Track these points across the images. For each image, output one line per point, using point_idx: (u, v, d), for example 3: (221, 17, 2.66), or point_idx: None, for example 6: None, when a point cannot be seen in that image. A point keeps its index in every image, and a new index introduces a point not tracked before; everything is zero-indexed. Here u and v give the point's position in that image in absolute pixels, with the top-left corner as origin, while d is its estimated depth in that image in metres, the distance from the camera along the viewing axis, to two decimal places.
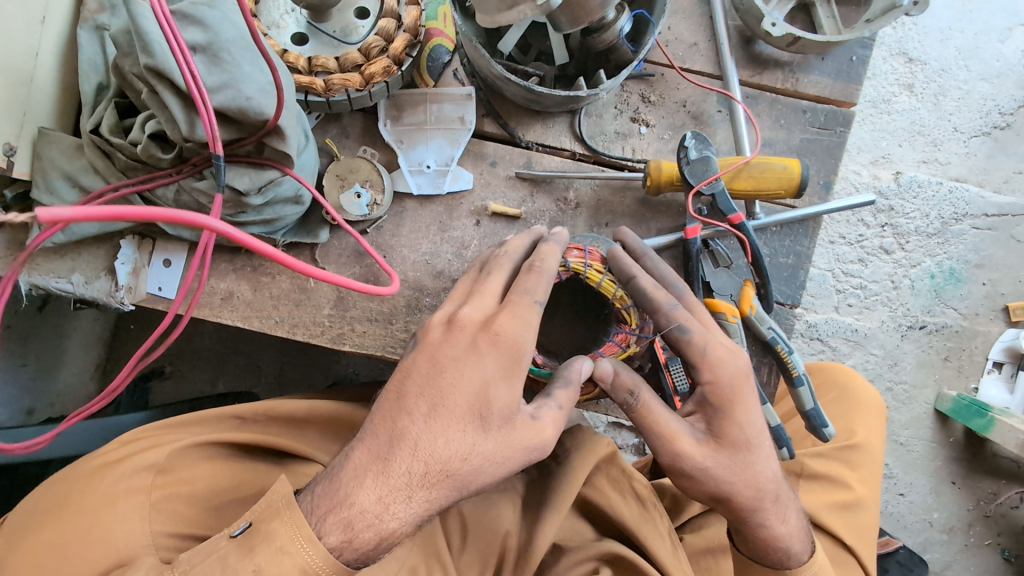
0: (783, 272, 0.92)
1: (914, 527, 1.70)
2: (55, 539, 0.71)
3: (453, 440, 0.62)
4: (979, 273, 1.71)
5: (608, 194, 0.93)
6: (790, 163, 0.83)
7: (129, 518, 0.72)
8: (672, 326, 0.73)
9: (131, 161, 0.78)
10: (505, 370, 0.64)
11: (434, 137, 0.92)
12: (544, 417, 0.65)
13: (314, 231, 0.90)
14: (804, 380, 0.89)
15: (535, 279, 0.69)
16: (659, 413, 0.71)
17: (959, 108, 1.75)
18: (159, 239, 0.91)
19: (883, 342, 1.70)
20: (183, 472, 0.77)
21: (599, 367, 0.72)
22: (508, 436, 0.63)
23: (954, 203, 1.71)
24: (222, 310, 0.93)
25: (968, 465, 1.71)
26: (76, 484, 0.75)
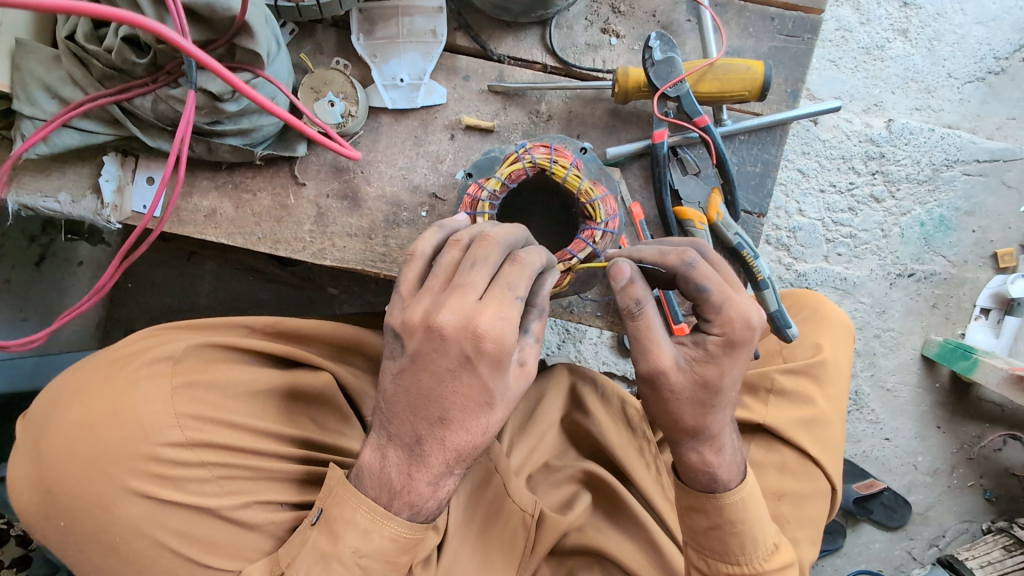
0: (751, 181, 0.95)
1: (899, 470, 1.76)
2: (80, 421, 0.74)
3: (471, 428, 0.68)
4: (970, 221, 1.73)
5: (579, 106, 0.94)
6: (753, 64, 0.84)
7: (152, 400, 0.75)
8: (692, 286, 0.71)
9: (107, 70, 0.81)
10: (492, 374, 0.65)
11: (406, 50, 0.93)
12: (529, 360, 0.70)
13: (291, 145, 0.93)
14: (769, 284, 0.93)
15: (517, 273, 0.67)
16: (654, 328, 0.70)
17: (953, 52, 1.74)
18: (142, 155, 0.93)
19: (872, 290, 1.73)
20: (196, 363, 0.80)
21: (618, 266, 0.69)
22: (511, 394, 0.68)
23: (945, 150, 1.73)
24: (206, 227, 0.96)
25: (952, 410, 1.76)
26: (100, 370, 0.78)
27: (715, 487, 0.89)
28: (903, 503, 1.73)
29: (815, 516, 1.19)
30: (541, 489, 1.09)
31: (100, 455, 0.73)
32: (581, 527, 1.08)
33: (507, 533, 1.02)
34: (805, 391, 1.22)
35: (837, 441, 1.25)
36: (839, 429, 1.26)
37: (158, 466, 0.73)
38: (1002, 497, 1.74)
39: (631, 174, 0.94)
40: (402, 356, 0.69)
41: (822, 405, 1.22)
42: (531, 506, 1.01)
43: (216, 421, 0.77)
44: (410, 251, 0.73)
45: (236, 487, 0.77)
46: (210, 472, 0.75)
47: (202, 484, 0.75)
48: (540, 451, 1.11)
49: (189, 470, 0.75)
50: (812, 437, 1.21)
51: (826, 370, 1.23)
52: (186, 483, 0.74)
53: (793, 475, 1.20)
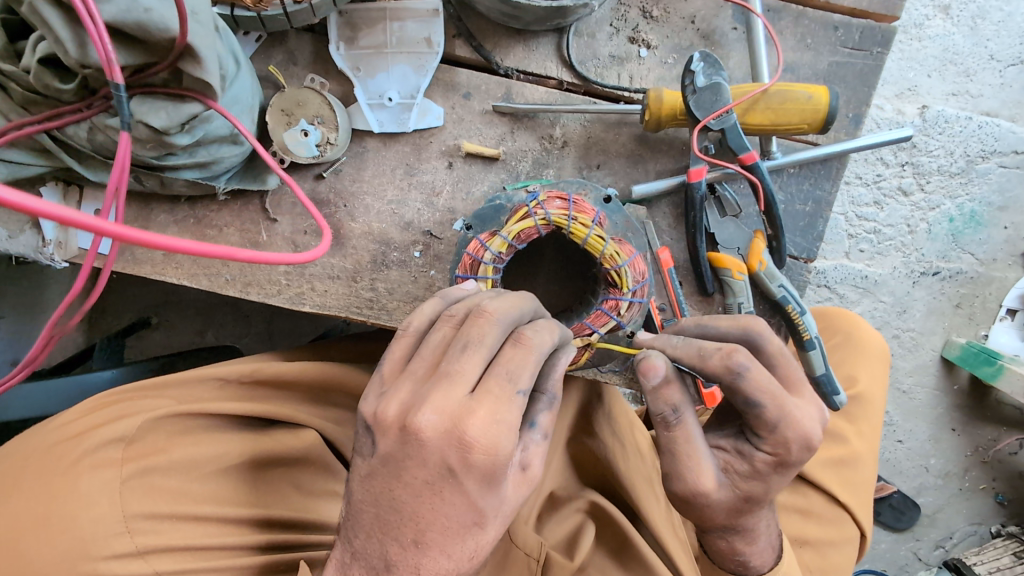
0: (799, 222, 0.81)
1: (909, 472, 1.66)
2: (12, 524, 0.63)
3: (455, 553, 0.55)
4: (1002, 216, 1.58)
5: (600, 131, 0.80)
6: (815, 91, 0.69)
7: (95, 501, 0.64)
8: (740, 398, 0.58)
9: (29, 94, 0.66)
10: (484, 489, 0.53)
11: (396, 63, 0.78)
12: (532, 463, 0.57)
13: (261, 175, 0.79)
14: (817, 344, 0.80)
15: (521, 359, 0.54)
16: (693, 438, 0.60)
17: (998, 32, 1.56)
18: (87, 185, 0.79)
19: (893, 289, 1.60)
20: (149, 446, 0.69)
21: (650, 361, 0.57)
22: (505, 507, 0.56)
23: (981, 140, 1.56)
24: (165, 268, 0.83)
25: (970, 412, 1.65)
26: (36, 460, 0.67)
27: (744, 571, 0.79)
28: (913, 505, 1.65)
29: (842, 567, 1.10)
30: (545, 526, 0.99)
31: (33, 571, 0.62)
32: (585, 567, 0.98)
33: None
34: (839, 429, 1.13)
35: (868, 485, 1.15)
36: (870, 471, 1.16)
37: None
38: (1015, 500, 1.66)
39: (659, 213, 0.80)
40: (372, 457, 0.55)
41: (854, 442, 1.13)
42: (537, 550, 0.92)
43: (172, 517, 0.67)
44: (403, 324, 0.59)
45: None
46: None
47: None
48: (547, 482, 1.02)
49: None
50: (842, 482, 1.11)
51: (860, 407, 1.13)
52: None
53: (819, 524, 1.10)
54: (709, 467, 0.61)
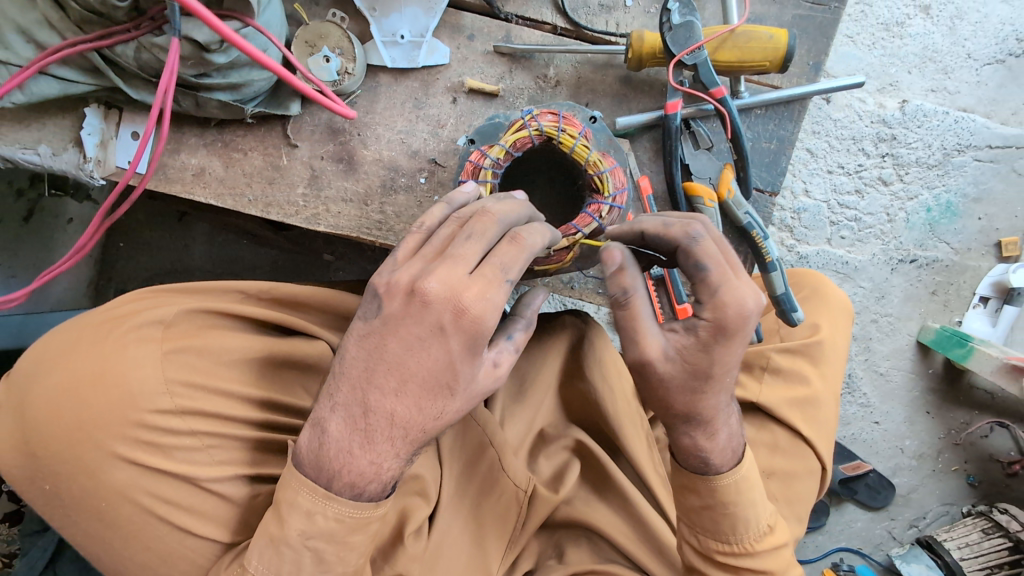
0: (765, 158, 0.91)
1: (885, 453, 1.76)
2: (68, 380, 0.72)
3: (425, 408, 0.64)
4: (976, 208, 1.70)
5: (589, 72, 0.89)
6: (776, 32, 0.79)
7: (140, 365, 0.72)
8: (690, 263, 0.69)
9: (85, 13, 0.75)
10: (464, 350, 0.62)
11: (407, 5, 0.87)
12: (502, 363, 0.68)
13: (284, 103, 0.89)
14: (778, 266, 0.90)
15: (514, 253, 0.64)
16: (642, 316, 0.71)
17: (975, 32, 1.69)
18: (125, 109, 0.88)
19: (873, 275, 1.72)
20: (186, 330, 0.77)
21: (614, 249, 0.71)
22: (474, 385, 0.65)
23: (958, 134, 1.69)
24: (194, 186, 0.91)
25: (944, 396, 1.75)
26: (86, 332, 0.75)
27: (706, 471, 0.88)
28: (888, 484, 1.73)
29: (802, 496, 1.20)
30: (537, 461, 1.09)
31: (88, 417, 0.70)
32: (569, 501, 1.10)
33: (498, 508, 1.04)
34: (801, 370, 1.22)
35: (830, 422, 1.24)
36: (832, 411, 1.25)
37: (147, 433, 0.71)
38: (985, 481, 1.75)
39: (640, 146, 0.90)
40: (375, 318, 0.64)
41: (816, 384, 1.22)
42: (525, 483, 1.02)
43: (204, 389, 0.75)
44: (416, 223, 0.69)
45: (224, 457, 0.75)
46: (200, 440, 0.74)
47: (193, 453, 0.73)
48: (538, 418, 1.11)
49: (179, 438, 0.72)
50: (805, 418, 1.21)
51: (822, 349, 1.22)
52: (177, 451, 0.72)
53: (783, 456, 1.20)
54: (657, 342, 0.72)
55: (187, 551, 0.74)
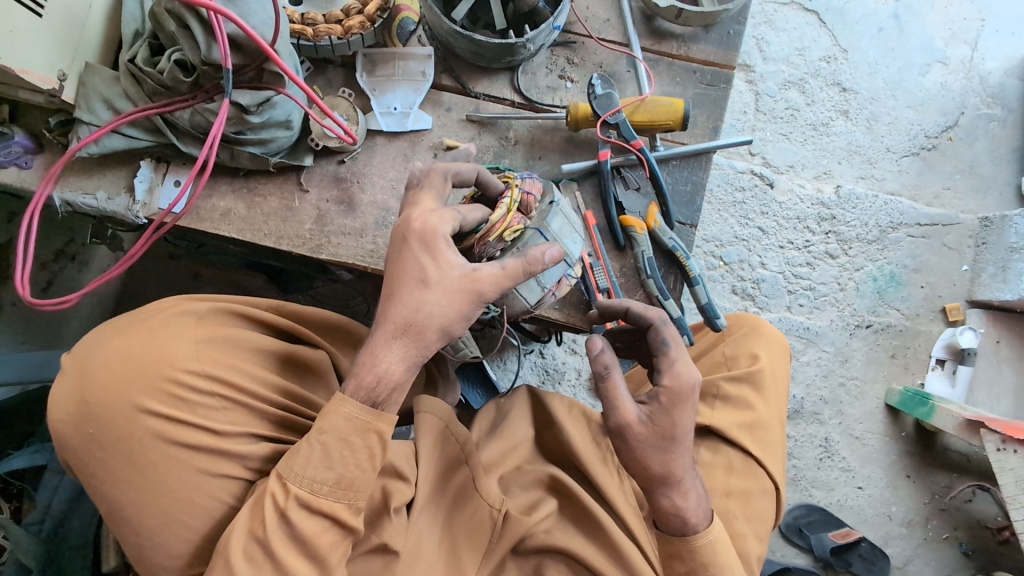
0: (683, 198, 1.14)
1: (875, 520, 1.85)
2: (121, 348, 0.87)
3: (410, 302, 0.80)
4: (917, 277, 1.95)
5: (540, 134, 1.15)
6: (675, 101, 1.05)
7: (181, 340, 0.87)
8: (657, 339, 0.94)
9: (157, 87, 1.00)
10: (442, 250, 0.80)
11: (400, 86, 1.15)
12: (478, 269, 0.80)
13: (300, 156, 1.12)
14: (700, 280, 1.10)
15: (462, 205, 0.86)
16: (619, 390, 0.92)
17: (890, 130, 2.03)
18: (172, 162, 1.11)
19: (834, 339, 1.92)
20: (216, 322, 0.92)
21: (592, 340, 0.93)
22: (450, 282, 0.79)
23: (889, 214, 1.97)
24: (221, 224, 1.12)
25: (921, 459, 1.89)
26: (135, 319, 0.91)
27: (684, 532, 0.96)
28: (881, 554, 1.80)
29: (759, 513, 1.28)
30: (511, 489, 1.20)
31: (133, 372, 0.85)
32: (548, 529, 1.16)
33: (472, 521, 1.12)
34: (745, 397, 1.33)
35: (776, 443, 1.35)
36: (777, 433, 1.36)
37: (178, 390, 0.85)
38: (978, 550, 1.84)
39: (584, 189, 1.13)
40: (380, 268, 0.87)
41: (759, 410, 1.33)
42: (498, 502, 1.11)
43: (226, 364, 0.89)
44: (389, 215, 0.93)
45: (237, 419, 0.88)
46: (219, 402, 0.87)
47: (212, 411, 0.87)
48: (514, 455, 1.22)
49: (204, 398, 0.86)
50: (753, 440, 1.31)
51: (762, 377, 1.34)
52: (200, 409, 0.86)
53: (738, 476, 1.29)
54: (630, 407, 0.92)
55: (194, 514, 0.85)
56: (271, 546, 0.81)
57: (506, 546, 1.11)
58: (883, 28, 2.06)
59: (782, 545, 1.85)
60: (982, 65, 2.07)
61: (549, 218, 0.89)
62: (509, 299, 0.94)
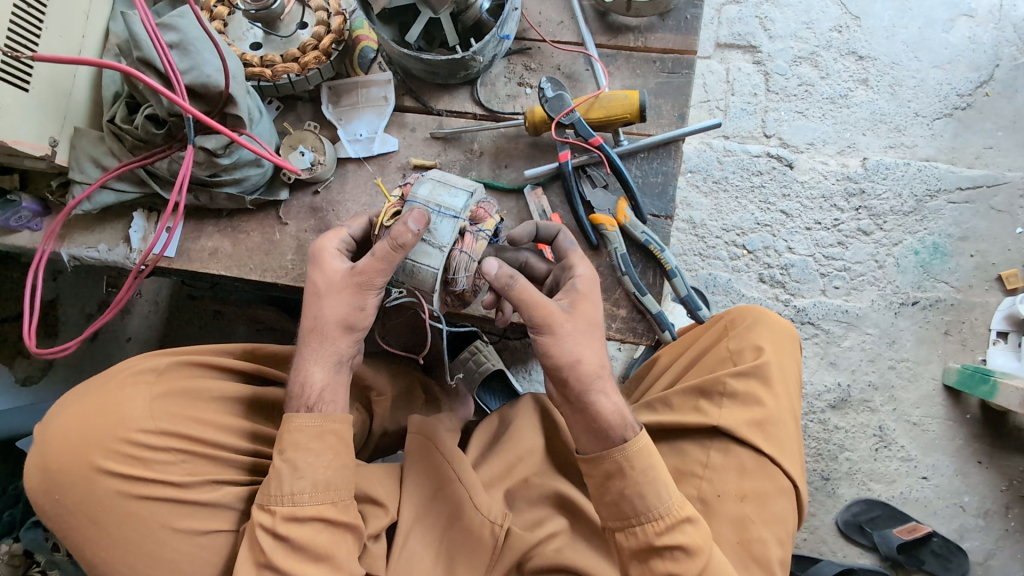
0: (654, 189, 1.11)
1: (945, 513, 1.71)
2: (79, 414, 0.87)
3: (312, 312, 0.88)
4: (965, 246, 1.82)
5: (505, 142, 1.15)
6: (630, 93, 1.03)
7: (134, 399, 0.87)
8: (564, 240, 0.95)
9: (137, 142, 1.08)
10: (325, 259, 0.89)
11: (365, 113, 1.18)
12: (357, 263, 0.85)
13: (276, 192, 1.17)
14: (678, 272, 1.07)
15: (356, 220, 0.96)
16: (533, 294, 0.85)
17: (916, 94, 1.90)
18: (162, 211, 1.18)
19: (877, 321, 1.80)
20: (177, 374, 0.93)
21: (485, 264, 0.85)
22: (337, 282, 0.88)
23: (925, 180, 1.85)
24: (210, 262, 1.17)
25: (993, 442, 1.74)
26: (94, 382, 0.91)
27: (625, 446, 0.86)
28: (958, 549, 1.66)
29: (777, 515, 1.20)
30: (517, 503, 1.18)
31: (90, 434, 0.85)
32: (558, 548, 1.13)
33: (469, 541, 1.10)
34: (754, 392, 1.25)
35: (791, 438, 1.27)
36: (790, 428, 1.28)
37: (133, 450, 0.85)
38: None
39: (552, 192, 1.12)
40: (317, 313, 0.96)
41: (769, 404, 1.25)
42: (500, 518, 1.09)
43: (184, 417, 0.89)
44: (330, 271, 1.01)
45: (193, 469, 0.87)
46: (178, 455, 0.87)
47: (171, 465, 0.86)
48: (519, 468, 1.20)
49: (161, 454, 0.86)
50: (766, 436, 1.24)
51: (770, 370, 1.27)
52: (156, 464, 0.85)
53: (752, 477, 1.21)
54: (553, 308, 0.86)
55: (174, 550, 0.85)
56: (275, 567, 0.83)
57: (509, 561, 1.10)
58: None
59: (845, 544, 1.71)
60: (1014, 11, 1.92)
61: (417, 186, 0.87)
62: (416, 274, 0.86)
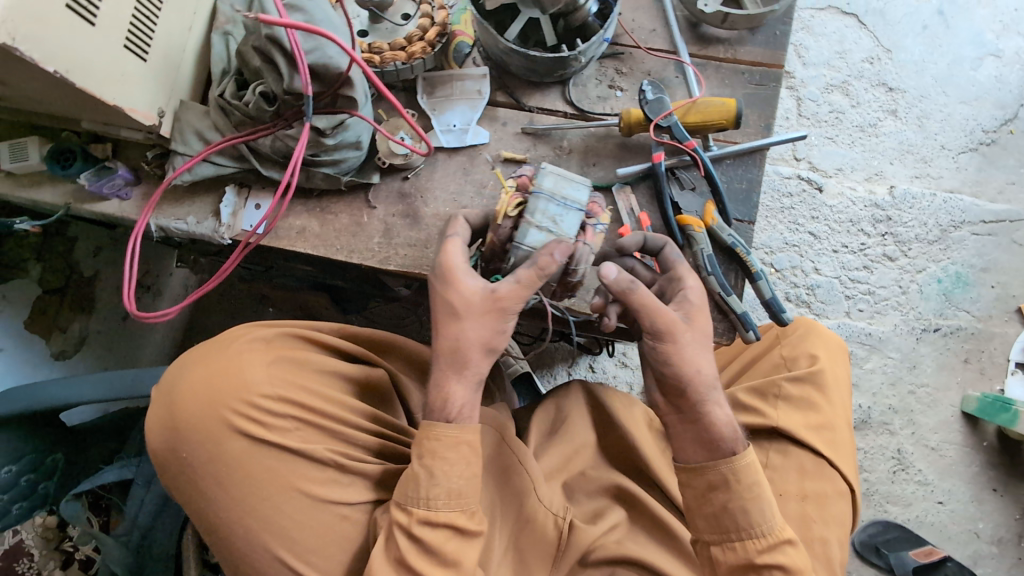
0: (739, 195, 1.15)
1: (959, 538, 1.74)
2: (201, 376, 0.90)
3: (451, 334, 0.87)
4: (987, 277, 1.87)
5: (594, 141, 1.19)
6: (727, 100, 1.07)
7: (253, 364, 0.91)
8: (671, 253, 0.98)
9: (243, 118, 1.10)
10: (457, 276, 0.87)
11: (458, 105, 1.22)
12: (499, 288, 0.85)
13: (368, 175, 1.19)
14: (763, 275, 1.10)
15: (457, 225, 0.93)
16: (651, 302, 0.87)
17: (943, 127, 1.96)
18: (254, 187, 1.20)
19: (899, 345, 1.84)
20: (287, 345, 0.96)
21: (603, 271, 0.86)
22: (474, 304, 0.86)
23: (949, 213, 1.90)
24: (297, 241, 1.19)
25: (1007, 471, 1.78)
26: (209, 346, 0.94)
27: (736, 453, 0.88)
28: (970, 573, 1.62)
29: (835, 516, 1.22)
30: (578, 494, 1.20)
31: (214, 398, 0.88)
32: (619, 539, 1.16)
33: (537, 531, 1.11)
34: (811, 398, 1.29)
35: (847, 448, 1.30)
36: (846, 438, 1.31)
37: (256, 413, 0.88)
38: None
39: (639, 192, 1.16)
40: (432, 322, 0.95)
41: (827, 412, 1.28)
42: (562, 511, 1.12)
43: (299, 385, 0.92)
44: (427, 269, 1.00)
45: (308, 437, 0.91)
46: (293, 423, 0.90)
47: (288, 431, 0.90)
48: (577, 460, 1.22)
49: (280, 419, 0.90)
50: (825, 444, 1.26)
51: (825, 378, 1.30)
52: (276, 428, 0.89)
53: (811, 482, 1.24)
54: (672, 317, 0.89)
55: (282, 515, 0.89)
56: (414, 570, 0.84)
57: (574, 554, 1.12)
58: (927, 26, 2.02)
59: (861, 565, 1.74)
60: None
61: (539, 178, 0.87)
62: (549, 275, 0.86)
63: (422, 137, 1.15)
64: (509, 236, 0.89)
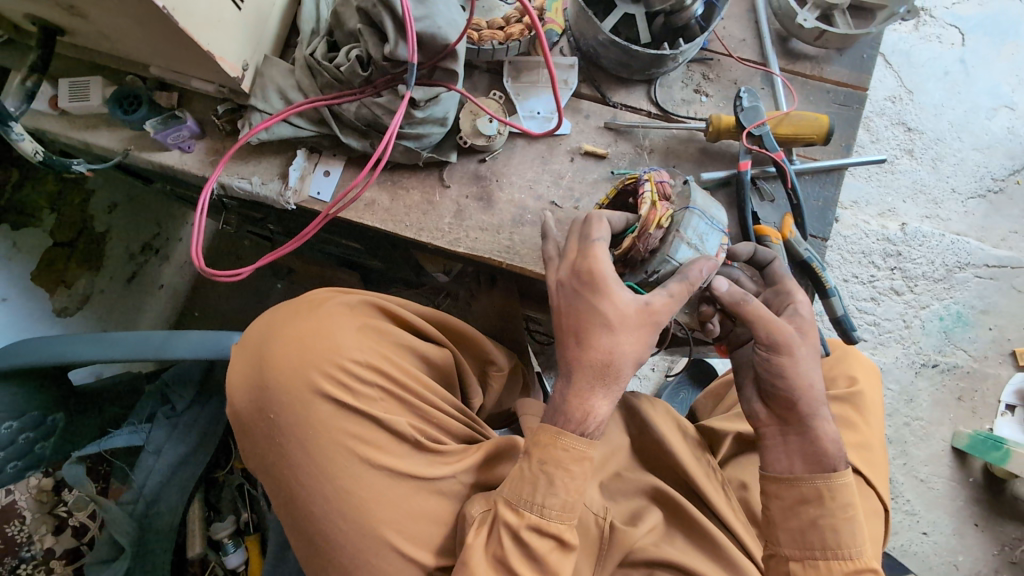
0: (815, 212, 1.16)
1: (939, 568, 1.78)
2: (294, 338, 0.89)
3: (593, 340, 0.81)
4: (985, 319, 1.91)
5: (676, 143, 1.19)
6: (819, 116, 1.10)
7: (344, 329, 0.91)
8: (778, 266, 0.99)
9: (331, 81, 1.07)
10: (611, 288, 0.82)
11: (543, 92, 1.20)
12: (654, 300, 0.81)
13: (446, 153, 1.16)
14: (836, 292, 1.11)
15: (600, 226, 0.87)
16: (769, 316, 0.89)
17: (955, 172, 1.99)
18: (325, 153, 1.16)
19: (899, 377, 1.89)
20: (371, 315, 0.96)
21: (718, 283, 0.90)
22: (621, 311, 0.81)
23: (956, 254, 1.94)
24: (365, 213, 1.16)
25: (988, 508, 1.82)
26: (297, 308, 0.94)
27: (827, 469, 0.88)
28: None
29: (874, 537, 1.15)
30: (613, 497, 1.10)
31: (304, 361, 0.88)
32: (656, 543, 1.04)
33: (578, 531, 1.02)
34: (849, 417, 1.24)
35: None
36: None
37: (345, 379, 0.88)
38: None
39: (718, 198, 1.16)
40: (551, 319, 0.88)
41: None
42: (603, 511, 1.03)
43: (385, 355, 0.92)
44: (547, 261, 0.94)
45: (391, 410, 0.90)
46: (379, 393, 0.90)
47: (374, 401, 0.89)
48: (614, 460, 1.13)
49: (367, 388, 0.89)
50: None
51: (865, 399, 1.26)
52: (362, 397, 0.88)
53: None
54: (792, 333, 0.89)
55: (355, 490, 0.86)
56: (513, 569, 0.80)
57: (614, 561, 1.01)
58: (949, 72, 2.04)
59: None
60: None
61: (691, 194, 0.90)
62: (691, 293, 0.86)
63: (559, 106, 1.03)
64: (656, 247, 0.90)
